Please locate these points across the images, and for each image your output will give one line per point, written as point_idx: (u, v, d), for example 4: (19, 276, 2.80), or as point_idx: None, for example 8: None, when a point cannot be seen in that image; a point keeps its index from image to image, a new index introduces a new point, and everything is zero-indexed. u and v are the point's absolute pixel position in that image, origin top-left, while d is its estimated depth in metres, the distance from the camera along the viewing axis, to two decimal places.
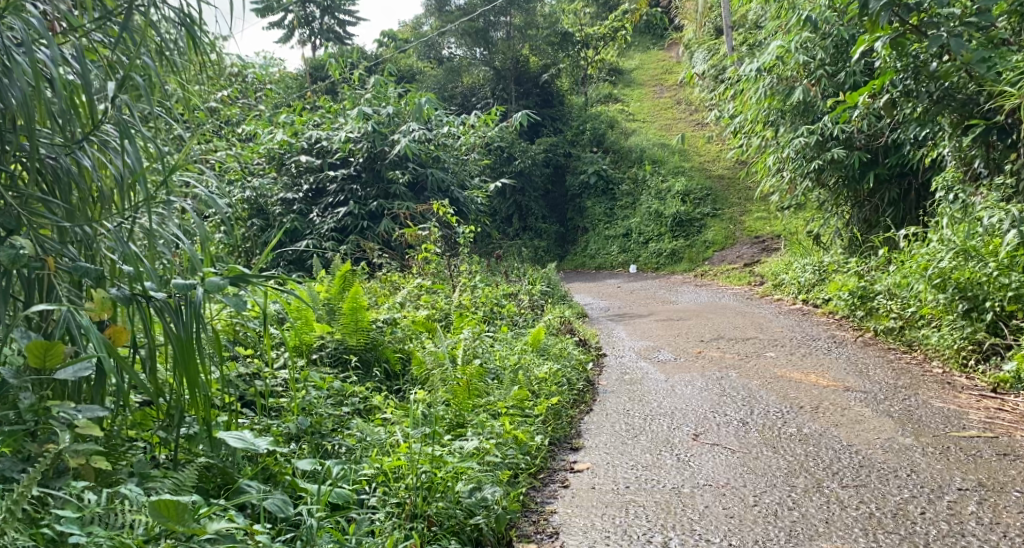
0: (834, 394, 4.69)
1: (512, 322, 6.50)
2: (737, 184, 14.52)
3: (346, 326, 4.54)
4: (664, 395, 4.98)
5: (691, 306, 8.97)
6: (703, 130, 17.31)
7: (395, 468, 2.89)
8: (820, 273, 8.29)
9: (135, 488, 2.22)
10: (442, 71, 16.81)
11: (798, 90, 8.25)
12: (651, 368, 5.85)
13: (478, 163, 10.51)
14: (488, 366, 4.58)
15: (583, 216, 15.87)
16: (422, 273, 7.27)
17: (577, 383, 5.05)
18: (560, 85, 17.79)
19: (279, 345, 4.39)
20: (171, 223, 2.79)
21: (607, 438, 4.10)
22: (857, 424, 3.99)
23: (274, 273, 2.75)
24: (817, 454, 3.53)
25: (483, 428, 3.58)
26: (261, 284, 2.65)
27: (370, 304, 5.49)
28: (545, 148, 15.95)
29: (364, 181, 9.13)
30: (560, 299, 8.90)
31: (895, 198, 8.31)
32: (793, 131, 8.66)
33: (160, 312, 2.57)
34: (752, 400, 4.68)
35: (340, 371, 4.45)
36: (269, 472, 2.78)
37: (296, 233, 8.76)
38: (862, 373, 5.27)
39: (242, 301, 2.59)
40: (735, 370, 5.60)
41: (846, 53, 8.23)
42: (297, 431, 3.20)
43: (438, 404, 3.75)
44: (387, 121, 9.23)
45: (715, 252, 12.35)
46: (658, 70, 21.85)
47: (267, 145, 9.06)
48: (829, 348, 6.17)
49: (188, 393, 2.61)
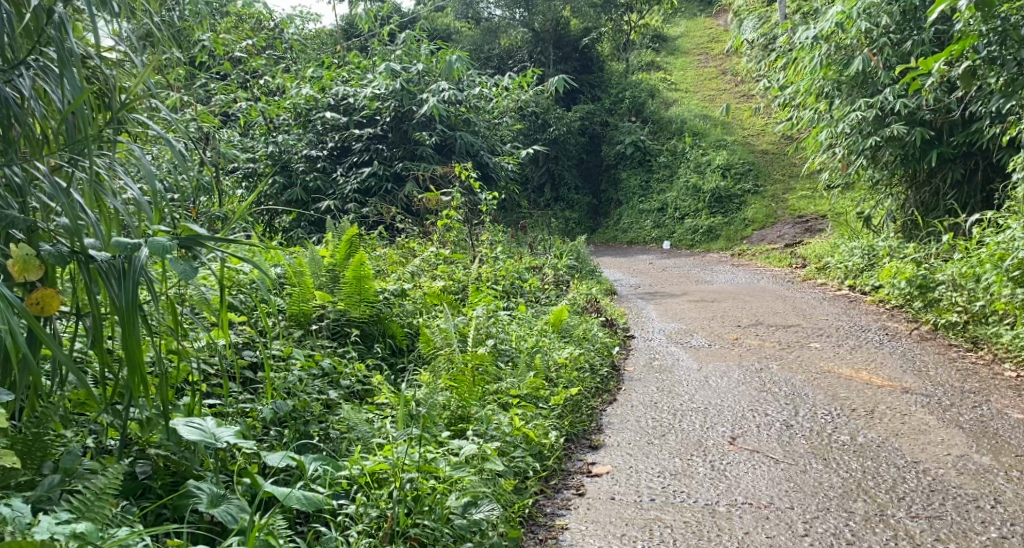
0: (891, 396, 4.18)
1: (534, 298, 6.04)
2: (783, 159, 13.79)
3: (348, 294, 4.09)
4: (696, 386, 4.49)
5: (728, 287, 8.41)
6: (748, 102, 16.50)
7: (379, 472, 2.47)
8: (870, 259, 7.70)
9: (20, 503, 1.80)
10: (480, 32, 16.04)
11: (858, 59, 7.52)
12: (683, 354, 5.36)
13: (511, 127, 9.98)
14: (501, 348, 4.14)
15: (617, 188, 15.29)
16: (442, 242, 6.83)
17: (601, 369, 4.60)
18: (601, 50, 17.08)
19: (275, 314, 3.99)
20: (119, 167, 2.34)
21: (630, 436, 3.64)
22: (920, 435, 3.48)
23: (240, 237, 2.27)
24: (877, 472, 3.03)
25: (488, 423, 3.14)
26: (220, 250, 2.17)
27: (380, 272, 5.07)
28: (581, 115, 15.31)
29: (390, 142, 8.68)
30: (589, 274, 8.43)
31: (958, 180, 7.65)
32: (850, 104, 7.99)
33: (98, 275, 2.09)
34: (796, 399, 4.19)
35: (339, 346, 4.02)
36: (232, 471, 2.34)
37: (318, 193, 8.35)
38: (922, 372, 4.73)
39: (192, 270, 2.07)
40: (776, 362, 5.09)
41: (915, 20, 7.50)
42: (279, 415, 2.79)
43: (440, 393, 3.31)
44: (415, 79, 8.73)
45: (756, 230, 11.70)
46: (703, 38, 20.94)
47: (292, 99, 8.48)
48: (881, 341, 5.63)
49: (132, 375, 2.15)
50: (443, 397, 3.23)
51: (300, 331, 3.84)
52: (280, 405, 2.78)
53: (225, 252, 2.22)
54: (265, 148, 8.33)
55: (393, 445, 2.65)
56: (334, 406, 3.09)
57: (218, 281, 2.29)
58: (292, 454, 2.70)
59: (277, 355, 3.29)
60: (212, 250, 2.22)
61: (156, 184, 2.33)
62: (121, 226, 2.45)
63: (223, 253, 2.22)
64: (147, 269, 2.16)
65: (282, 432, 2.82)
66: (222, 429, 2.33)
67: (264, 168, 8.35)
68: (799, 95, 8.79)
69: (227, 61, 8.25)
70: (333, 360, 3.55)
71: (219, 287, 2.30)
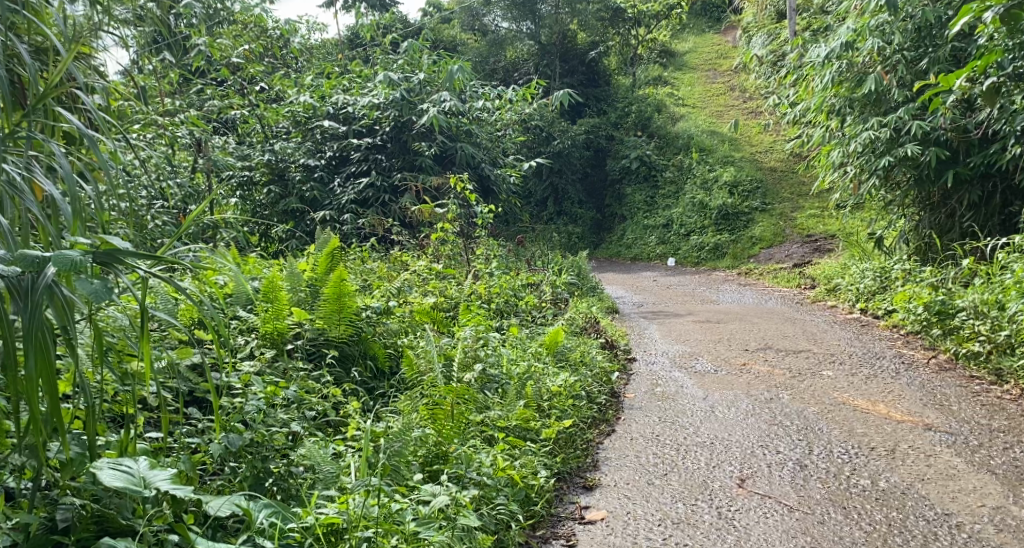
0: (913, 433, 3.87)
1: (531, 317, 5.74)
2: (791, 177, 13.43)
3: (327, 313, 3.76)
4: (701, 417, 4.18)
5: (735, 308, 8.10)
6: (757, 118, 16.17)
7: (332, 528, 2.19)
8: (882, 281, 7.39)
9: None
10: (486, 44, 15.92)
11: (871, 78, 7.25)
12: (686, 380, 5.03)
13: (514, 139, 9.69)
14: (490, 373, 3.81)
15: (621, 204, 14.99)
16: (437, 256, 6.54)
17: (599, 397, 4.29)
18: (607, 64, 16.84)
19: (247, 332, 3.68)
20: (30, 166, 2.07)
21: (629, 474, 3.32)
22: (949, 480, 3.16)
23: (162, 257, 2.07)
24: (904, 525, 2.75)
25: (468, 464, 2.84)
26: (142, 270, 1.96)
27: (365, 288, 4.76)
28: (586, 129, 15.06)
29: (389, 152, 8.44)
30: (590, 291, 8.12)
31: (975, 201, 7.27)
32: (862, 122, 7.65)
33: (5, 292, 1.81)
34: (809, 435, 3.86)
35: (315, 369, 3.69)
36: (164, 522, 2.05)
37: (314, 203, 8.06)
38: (943, 406, 4.41)
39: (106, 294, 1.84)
40: (787, 391, 4.76)
41: (930, 37, 7.19)
42: (233, 451, 2.48)
43: (416, 428, 2.99)
44: (416, 89, 8.47)
45: (763, 249, 11.37)
46: (712, 54, 20.62)
47: (290, 107, 8.25)
48: (898, 371, 5.30)
49: (43, 410, 1.86)
50: (419, 433, 2.91)
51: (273, 351, 3.53)
52: (233, 439, 2.48)
53: (146, 272, 2.01)
54: (262, 156, 7.88)
55: (351, 495, 2.35)
56: (298, 439, 2.78)
57: (139, 305, 2.11)
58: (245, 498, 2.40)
59: (238, 382, 2.96)
60: (133, 269, 2.02)
61: (72, 188, 2.08)
62: (33, 236, 2.16)
63: (143, 272, 2.01)
64: (57, 287, 1.87)
65: (237, 469, 2.50)
66: (156, 471, 2.04)
67: (261, 176, 8.01)
68: (810, 112, 8.50)
69: (223, 67, 8.01)
70: (304, 385, 3.23)
71: (141, 311, 2.11)
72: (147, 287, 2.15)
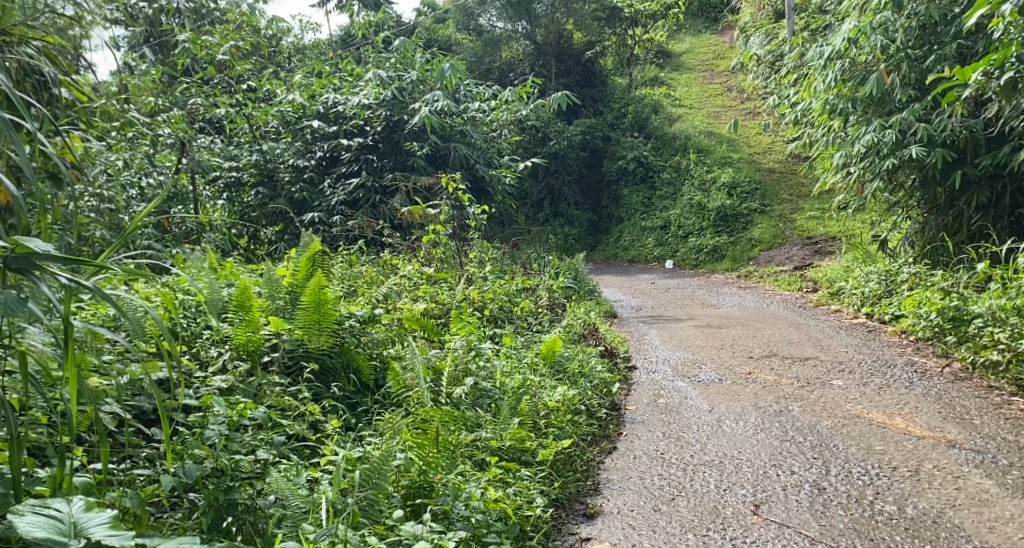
0: (936, 451, 3.63)
1: (527, 324, 5.45)
2: (791, 178, 13.13)
3: (306, 322, 3.45)
4: (708, 432, 3.90)
5: (735, 311, 7.84)
6: (756, 119, 15.87)
7: None
8: (888, 284, 7.13)
9: None
10: (481, 43, 15.65)
11: (874, 78, 6.92)
12: (690, 390, 4.76)
13: (509, 140, 9.40)
14: (481, 387, 3.55)
15: (618, 205, 14.72)
16: (428, 259, 6.24)
17: (599, 411, 4.03)
18: (604, 64, 16.56)
19: (219, 344, 3.44)
20: None
21: (633, 500, 3.06)
22: (983, 507, 2.97)
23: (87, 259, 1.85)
24: None
25: (455, 496, 2.58)
26: (62, 273, 1.75)
27: (349, 294, 4.46)
28: (583, 129, 14.78)
29: (381, 153, 8.16)
30: (587, 295, 7.86)
31: (984, 203, 6.95)
32: (866, 123, 7.33)
33: None
34: (825, 453, 3.60)
35: (292, 384, 3.39)
36: None
37: (302, 204, 7.77)
38: (964, 420, 4.17)
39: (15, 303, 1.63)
40: (797, 402, 4.49)
41: (936, 34, 6.89)
42: (188, 482, 2.23)
43: (396, 452, 2.71)
44: (408, 88, 8.20)
45: (763, 252, 11.11)
46: (709, 55, 20.31)
47: (279, 106, 7.97)
48: (911, 380, 5.06)
49: None
50: (399, 460, 2.65)
51: (247, 365, 3.24)
52: (190, 469, 2.24)
53: (68, 277, 1.80)
54: (250, 156, 7.60)
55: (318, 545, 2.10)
56: (271, 464, 2.53)
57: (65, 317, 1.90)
58: (205, 537, 2.17)
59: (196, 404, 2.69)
60: (53, 275, 1.80)
61: None
62: None
63: (67, 277, 1.80)
64: None
65: (196, 502, 2.26)
66: (92, 514, 1.74)
67: (248, 177, 7.69)
68: (812, 113, 8.21)
69: (208, 64, 7.71)
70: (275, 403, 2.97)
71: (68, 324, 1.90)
72: (73, 297, 1.93)
